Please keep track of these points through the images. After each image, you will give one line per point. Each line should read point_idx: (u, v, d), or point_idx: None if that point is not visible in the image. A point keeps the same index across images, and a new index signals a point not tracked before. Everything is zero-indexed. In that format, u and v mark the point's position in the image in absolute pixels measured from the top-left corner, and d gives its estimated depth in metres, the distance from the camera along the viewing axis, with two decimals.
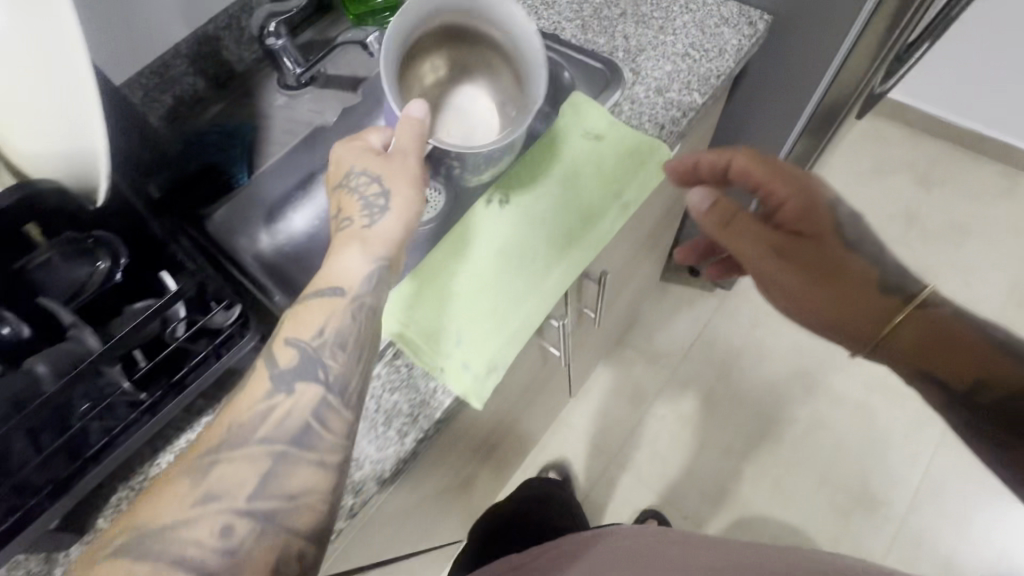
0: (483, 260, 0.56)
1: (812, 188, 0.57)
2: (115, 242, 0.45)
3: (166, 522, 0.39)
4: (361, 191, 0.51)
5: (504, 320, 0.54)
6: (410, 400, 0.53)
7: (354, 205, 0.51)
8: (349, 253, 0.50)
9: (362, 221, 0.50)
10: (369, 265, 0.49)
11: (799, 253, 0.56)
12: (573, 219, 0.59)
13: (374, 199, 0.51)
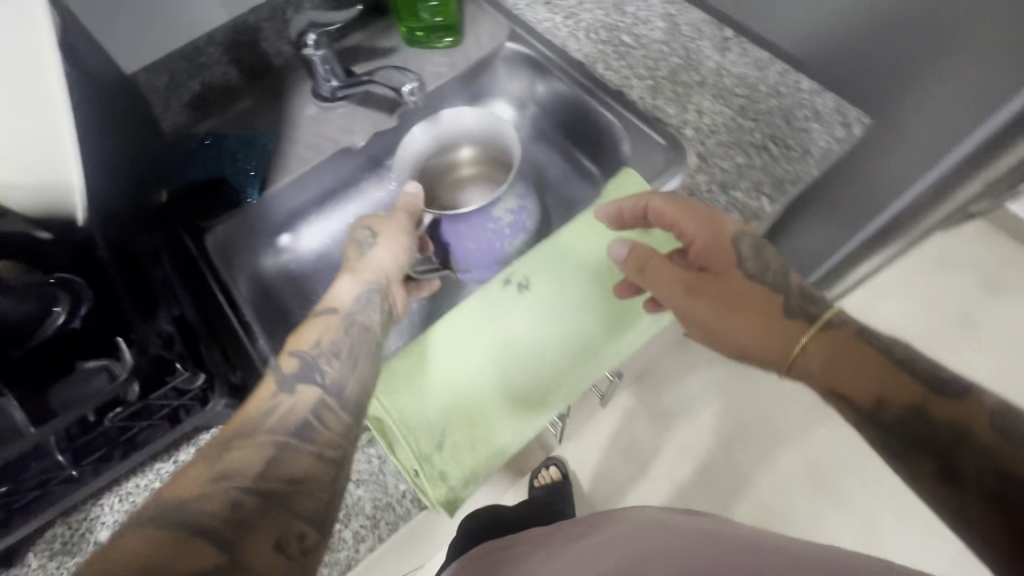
0: (488, 355, 0.51)
1: (722, 223, 0.51)
2: (81, 290, 0.38)
3: (181, 495, 0.37)
4: (365, 241, 0.55)
5: (495, 426, 0.48)
6: (375, 498, 0.48)
7: (355, 250, 0.55)
8: (342, 283, 0.53)
9: (357, 264, 0.54)
10: (358, 289, 0.52)
11: (707, 289, 0.49)
12: (596, 321, 0.52)
13: (372, 243, 0.55)
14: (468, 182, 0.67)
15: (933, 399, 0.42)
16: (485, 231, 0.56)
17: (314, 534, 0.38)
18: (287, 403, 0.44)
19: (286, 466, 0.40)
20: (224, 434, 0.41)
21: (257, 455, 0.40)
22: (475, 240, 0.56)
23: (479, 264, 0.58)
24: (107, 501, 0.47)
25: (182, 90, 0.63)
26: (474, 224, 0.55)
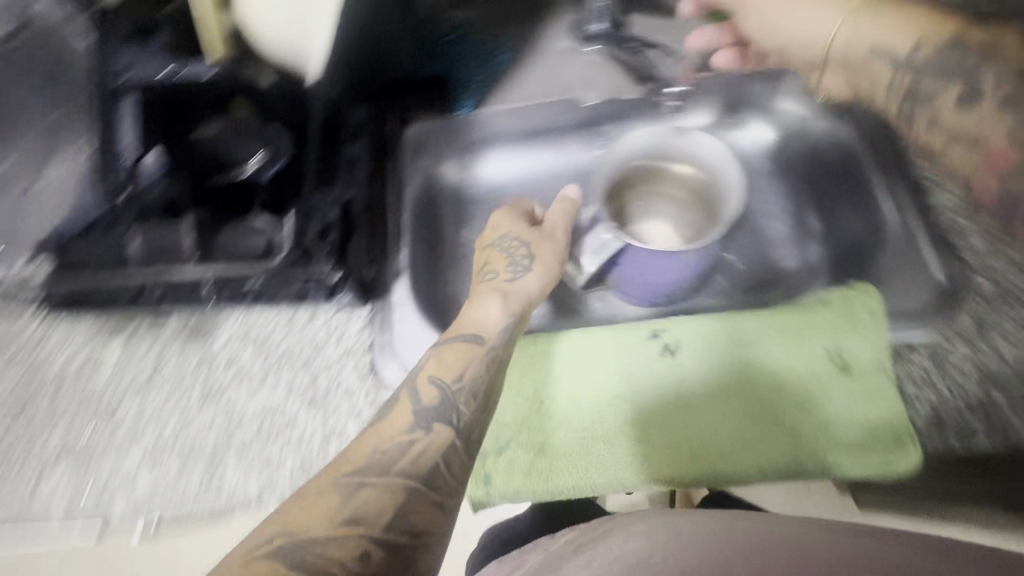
0: (595, 398, 0.46)
1: None
2: (278, 145, 0.54)
3: (312, 536, 0.31)
4: (509, 250, 0.49)
5: (564, 466, 0.44)
6: None
7: (501, 258, 0.49)
8: (486, 303, 0.45)
9: (506, 276, 0.47)
10: (504, 319, 0.44)
11: None
12: (729, 430, 0.44)
13: (518, 247, 0.49)
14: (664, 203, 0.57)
15: None
16: (666, 265, 0.49)
17: None
18: (423, 437, 0.36)
19: (410, 517, 0.33)
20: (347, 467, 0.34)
21: (384, 506, 0.33)
22: (649, 271, 0.50)
23: (644, 290, 0.52)
24: (231, 317, 0.53)
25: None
26: (659, 259, 0.49)
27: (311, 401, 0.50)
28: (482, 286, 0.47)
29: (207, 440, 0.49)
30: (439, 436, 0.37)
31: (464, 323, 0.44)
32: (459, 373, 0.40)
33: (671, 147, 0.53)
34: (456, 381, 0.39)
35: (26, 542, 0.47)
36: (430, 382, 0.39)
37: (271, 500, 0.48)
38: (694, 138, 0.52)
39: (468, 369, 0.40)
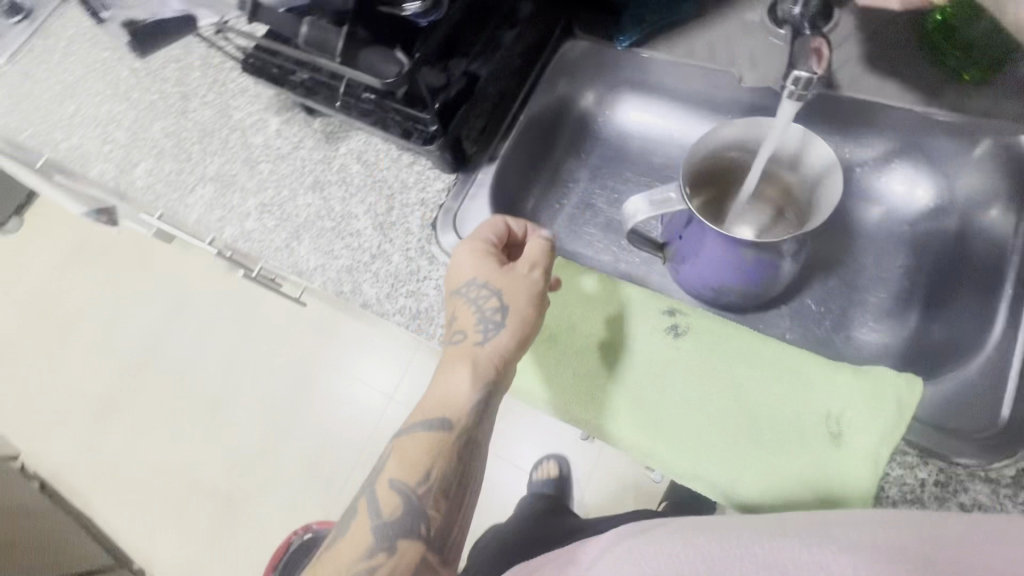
0: (584, 337, 0.49)
1: None
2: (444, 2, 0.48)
3: None
4: (480, 309, 0.48)
5: (529, 371, 0.49)
6: (429, 308, 0.54)
7: (471, 318, 0.48)
8: (456, 375, 0.47)
9: (474, 336, 0.47)
10: (471, 396, 0.46)
11: None
12: (684, 427, 0.45)
13: (485, 293, 0.48)
14: (764, 201, 0.55)
15: None
16: (714, 256, 0.49)
17: None
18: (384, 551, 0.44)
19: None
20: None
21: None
22: (699, 258, 0.51)
23: (694, 274, 0.53)
24: (359, 134, 0.65)
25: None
26: (707, 244, 0.49)
27: (378, 223, 0.59)
28: (456, 348, 0.48)
29: (301, 212, 0.62)
30: (397, 544, 0.44)
31: (437, 400, 0.48)
32: (416, 470, 0.46)
33: (787, 147, 0.50)
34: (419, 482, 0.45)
35: (181, 215, 0.67)
36: (392, 481, 0.46)
37: (314, 278, 0.59)
38: (810, 145, 0.47)
39: (430, 465, 0.46)
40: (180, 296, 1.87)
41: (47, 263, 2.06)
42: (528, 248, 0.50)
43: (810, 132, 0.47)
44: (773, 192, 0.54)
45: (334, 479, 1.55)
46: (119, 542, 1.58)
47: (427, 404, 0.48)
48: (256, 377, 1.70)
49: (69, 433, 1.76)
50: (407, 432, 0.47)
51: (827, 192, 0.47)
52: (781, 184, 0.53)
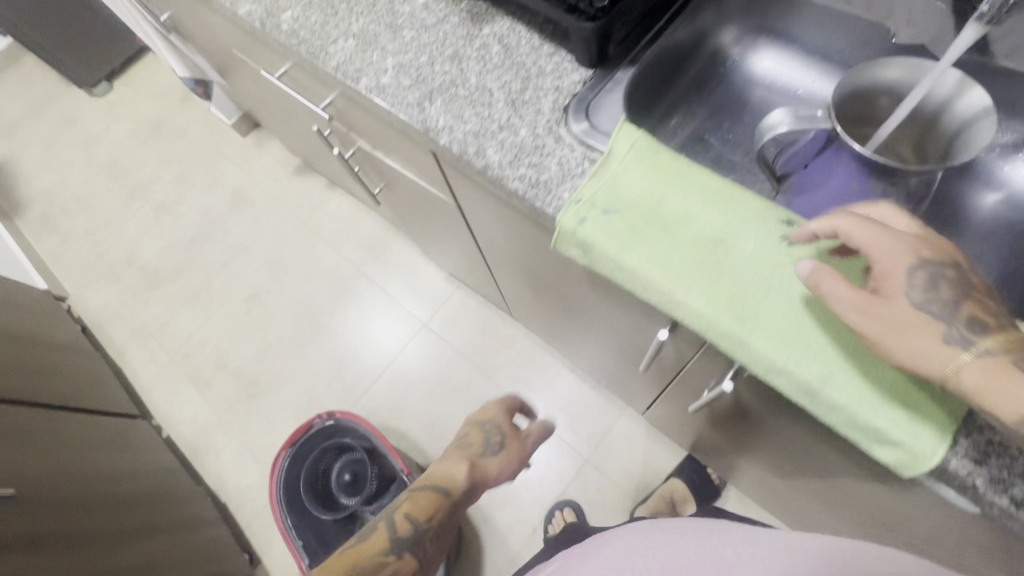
0: (699, 230, 0.51)
1: (917, 237, 0.43)
2: None
3: None
4: (486, 431, 0.82)
5: (639, 248, 0.51)
6: (548, 181, 0.57)
7: (480, 437, 0.82)
8: (461, 465, 0.77)
9: (480, 450, 0.80)
10: (466, 474, 0.76)
11: (899, 312, 0.41)
12: (784, 324, 0.46)
13: (495, 432, 0.82)
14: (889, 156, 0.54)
15: None
16: (846, 180, 0.50)
17: None
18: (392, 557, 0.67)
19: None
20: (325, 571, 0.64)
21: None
22: (822, 185, 0.51)
23: (805, 203, 0.53)
24: (505, 18, 0.67)
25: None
26: (837, 167, 0.50)
27: (512, 100, 0.62)
28: (462, 453, 0.80)
29: (438, 77, 0.65)
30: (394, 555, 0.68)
31: (441, 474, 0.77)
32: (423, 514, 0.72)
33: (941, 97, 0.50)
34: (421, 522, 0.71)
35: (321, 59, 0.71)
36: (404, 515, 0.72)
37: (441, 136, 0.62)
38: (967, 89, 0.47)
39: (431, 515, 0.72)
40: (244, 187, 1.93)
41: (124, 132, 2.15)
42: (538, 424, 0.88)
43: (969, 79, 0.47)
44: (905, 150, 0.53)
45: (355, 387, 1.59)
46: (144, 399, 1.66)
47: (432, 479, 0.77)
48: (300, 277, 1.75)
49: (115, 291, 1.84)
50: (420, 489, 0.75)
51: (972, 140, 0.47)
52: (914, 143, 0.53)
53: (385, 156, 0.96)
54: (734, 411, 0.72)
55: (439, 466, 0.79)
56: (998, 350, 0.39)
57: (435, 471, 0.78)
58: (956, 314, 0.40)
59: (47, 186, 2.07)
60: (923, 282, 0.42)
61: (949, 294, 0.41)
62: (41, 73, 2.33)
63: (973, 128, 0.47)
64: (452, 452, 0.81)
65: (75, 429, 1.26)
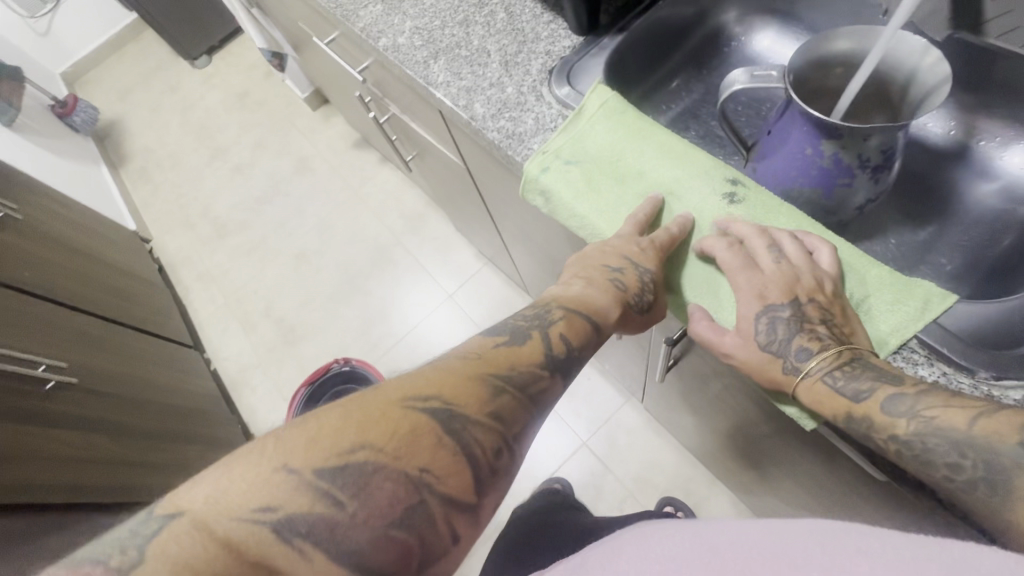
0: (647, 185, 0.54)
1: (780, 271, 0.45)
2: None
3: (375, 446, 0.34)
4: (644, 280, 0.49)
5: (592, 199, 0.55)
6: (521, 135, 0.61)
7: (637, 282, 0.49)
8: (599, 292, 0.50)
9: (629, 284, 0.49)
10: (632, 218, 0.52)
11: (751, 330, 0.45)
12: (713, 277, 0.49)
13: (649, 287, 0.50)
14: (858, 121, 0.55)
15: (897, 392, 0.39)
16: (800, 150, 0.51)
17: (413, 528, 0.34)
18: (509, 394, 0.41)
19: (449, 483, 0.36)
20: (411, 391, 0.37)
21: (455, 467, 0.36)
22: (780, 151, 0.53)
23: (767, 171, 0.55)
24: None
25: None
26: (792, 132, 0.51)
27: (505, 61, 0.67)
28: (604, 283, 0.50)
29: (444, 39, 0.72)
30: (546, 373, 0.44)
31: (579, 300, 0.50)
32: (580, 340, 0.47)
33: (902, 63, 0.49)
34: (576, 349, 0.46)
35: (352, 20, 0.79)
36: (558, 335, 0.46)
37: (437, 90, 0.68)
38: (927, 56, 0.47)
39: (585, 345, 0.47)
40: (308, 155, 2.11)
41: (216, 100, 2.40)
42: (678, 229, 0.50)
43: (930, 47, 0.47)
44: (868, 109, 0.54)
45: (378, 346, 1.70)
46: (199, 333, 1.85)
47: (575, 301, 0.50)
48: (345, 241, 1.89)
49: (190, 237, 2.07)
50: (566, 310, 0.49)
51: (925, 106, 0.47)
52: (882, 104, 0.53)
53: (411, 121, 1.05)
54: (696, 382, 0.74)
55: (567, 289, 0.52)
56: (826, 367, 0.42)
57: (565, 294, 0.51)
58: (790, 344, 0.44)
59: (148, 143, 2.36)
60: (768, 325, 0.45)
61: (785, 330, 0.44)
62: (157, 45, 2.66)
63: (930, 93, 0.47)
64: (594, 264, 0.52)
65: (138, 343, 1.44)
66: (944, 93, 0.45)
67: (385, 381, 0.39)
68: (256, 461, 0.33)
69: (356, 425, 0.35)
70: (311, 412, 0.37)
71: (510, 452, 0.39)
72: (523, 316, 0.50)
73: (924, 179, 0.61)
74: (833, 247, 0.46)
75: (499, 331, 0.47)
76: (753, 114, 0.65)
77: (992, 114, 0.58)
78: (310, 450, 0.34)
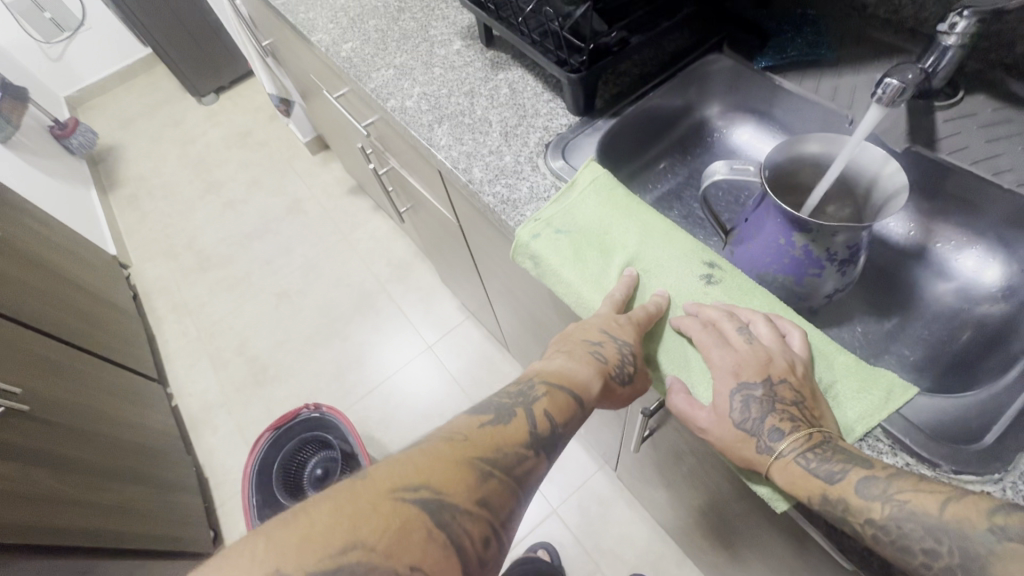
0: (630, 258, 0.56)
1: (758, 354, 0.47)
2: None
3: (361, 537, 0.34)
4: (625, 353, 0.50)
5: (579, 266, 0.57)
6: (517, 204, 0.64)
7: (616, 356, 0.50)
8: (578, 368, 0.51)
9: (609, 360, 0.50)
10: (620, 289, 0.54)
11: (725, 404, 0.47)
12: (690, 352, 0.51)
13: (631, 360, 0.50)
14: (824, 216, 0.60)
15: (870, 475, 0.40)
16: (774, 240, 0.55)
17: None
18: (497, 478, 0.41)
19: None
20: (402, 480, 0.37)
21: (444, 563, 0.36)
22: (756, 239, 0.56)
23: (746, 258, 0.58)
24: (517, 69, 0.79)
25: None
26: (767, 222, 0.55)
27: (506, 132, 0.71)
28: (586, 357, 0.51)
29: (450, 106, 0.77)
30: (532, 453, 0.44)
31: (559, 374, 0.51)
32: (564, 417, 0.48)
33: (864, 167, 0.54)
34: (560, 427, 0.47)
35: (365, 81, 0.84)
36: (543, 411, 0.47)
37: (440, 152, 0.72)
38: (886, 167, 0.52)
39: (569, 422, 0.48)
40: (302, 197, 2.14)
41: (217, 137, 2.45)
42: (652, 307, 0.52)
43: (888, 160, 0.52)
44: (837, 209, 0.59)
45: (351, 393, 1.65)
46: (165, 366, 1.79)
47: (557, 375, 0.51)
48: (329, 284, 1.89)
49: (171, 267, 2.04)
50: (549, 384, 0.50)
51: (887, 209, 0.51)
52: (846, 200, 0.58)
53: (409, 176, 1.09)
54: (671, 455, 0.74)
55: (549, 362, 0.53)
56: (797, 448, 0.43)
57: (544, 369, 0.52)
58: (763, 424, 0.45)
59: (142, 171, 2.37)
60: (742, 403, 0.46)
61: (758, 409, 0.45)
62: (167, 81, 2.75)
63: (888, 197, 0.52)
64: (576, 341, 0.53)
65: (99, 372, 1.38)
66: (903, 198, 0.49)
67: (375, 467, 0.38)
68: (244, 569, 0.32)
69: (348, 521, 0.34)
70: (301, 506, 0.36)
71: (497, 542, 0.39)
72: (506, 391, 0.50)
73: (888, 275, 0.65)
74: (804, 332, 0.49)
75: (484, 408, 0.47)
76: (733, 201, 0.70)
77: (949, 221, 0.63)
78: (303, 554, 0.33)
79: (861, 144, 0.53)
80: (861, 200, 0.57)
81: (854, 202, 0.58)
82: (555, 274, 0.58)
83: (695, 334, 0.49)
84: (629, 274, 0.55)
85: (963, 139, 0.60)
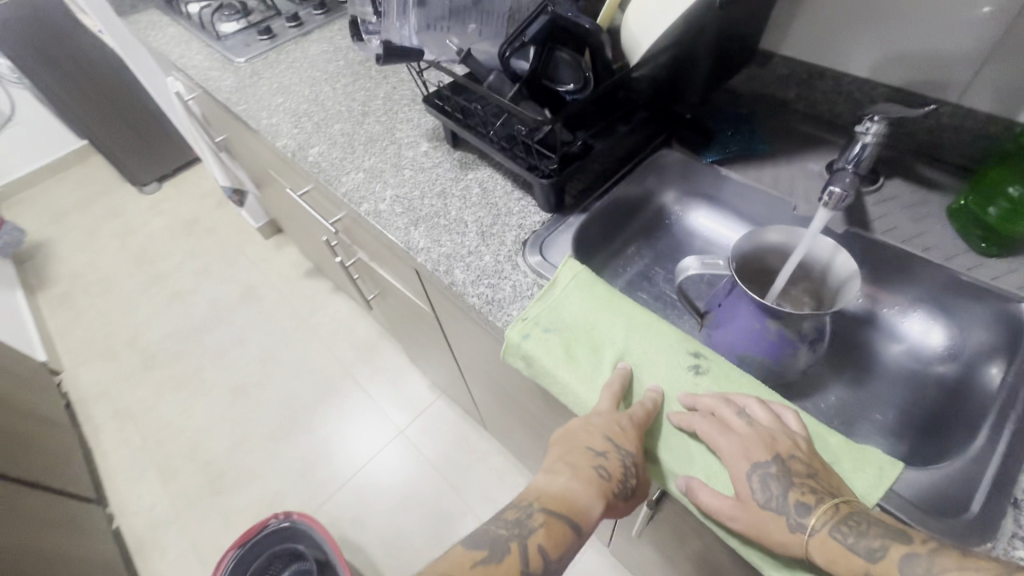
0: (620, 353, 0.59)
1: (760, 433, 0.49)
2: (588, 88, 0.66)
3: None
4: (627, 466, 0.52)
5: (573, 364, 0.58)
6: (503, 304, 0.66)
7: (619, 467, 0.51)
8: (580, 487, 0.52)
9: (611, 477, 0.52)
10: (613, 384, 0.55)
11: (742, 490, 0.48)
12: (693, 441, 0.53)
13: (633, 471, 0.52)
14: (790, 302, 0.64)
15: (910, 549, 0.42)
16: (748, 325, 0.58)
17: None
18: None
19: None
20: None
21: None
22: (733, 324, 0.60)
23: (726, 344, 0.61)
24: (486, 169, 0.83)
25: (770, 63, 0.82)
26: (740, 308, 0.59)
27: (482, 232, 0.74)
28: (588, 473, 0.52)
29: (423, 207, 0.79)
30: None
31: (559, 496, 0.52)
32: (558, 552, 0.50)
33: (818, 255, 0.60)
34: (552, 562, 0.49)
35: (336, 184, 0.86)
36: (537, 546, 0.49)
37: (419, 255, 0.73)
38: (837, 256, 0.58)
39: (564, 554, 0.50)
40: (255, 283, 2.08)
41: (160, 226, 2.37)
42: (647, 403, 0.54)
43: (837, 249, 0.58)
44: (799, 293, 0.64)
45: (321, 490, 1.55)
46: (104, 484, 1.61)
47: (558, 498, 0.52)
48: (289, 373, 1.80)
49: (110, 369, 1.89)
50: (548, 511, 0.51)
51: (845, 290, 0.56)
52: (806, 284, 0.63)
53: (379, 267, 1.09)
54: (673, 537, 0.73)
55: (550, 479, 0.54)
56: (829, 521, 0.44)
57: (542, 489, 0.53)
58: (787, 501, 0.46)
59: (76, 268, 2.23)
60: (761, 483, 0.48)
61: (778, 487, 0.47)
62: (103, 171, 2.66)
63: (843, 280, 0.57)
64: (576, 450, 0.54)
65: (28, 501, 1.22)
66: (858, 281, 0.55)
67: None
68: None
69: None
70: None
71: None
72: (505, 517, 0.52)
73: (845, 343, 0.70)
74: (795, 411, 0.52)
75: (478, 543, 0.50)
76: (702, 282, 0.75)
77: (894, 288, 0.69)
78: None
79: (812, 237, 0.59)
80: (817, 284, 0.62)
81: (814, 284, 0.63)
82: (549, 372, 0.59)
83: (697, 426, 0.51)
84: (620, 369, 0.57)
85: (893, 219, 0.70)
